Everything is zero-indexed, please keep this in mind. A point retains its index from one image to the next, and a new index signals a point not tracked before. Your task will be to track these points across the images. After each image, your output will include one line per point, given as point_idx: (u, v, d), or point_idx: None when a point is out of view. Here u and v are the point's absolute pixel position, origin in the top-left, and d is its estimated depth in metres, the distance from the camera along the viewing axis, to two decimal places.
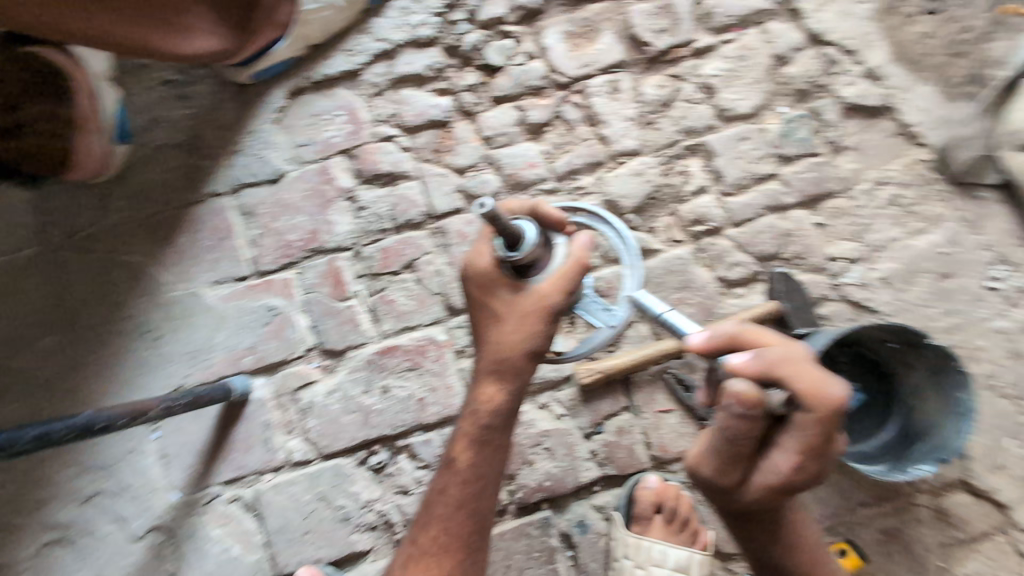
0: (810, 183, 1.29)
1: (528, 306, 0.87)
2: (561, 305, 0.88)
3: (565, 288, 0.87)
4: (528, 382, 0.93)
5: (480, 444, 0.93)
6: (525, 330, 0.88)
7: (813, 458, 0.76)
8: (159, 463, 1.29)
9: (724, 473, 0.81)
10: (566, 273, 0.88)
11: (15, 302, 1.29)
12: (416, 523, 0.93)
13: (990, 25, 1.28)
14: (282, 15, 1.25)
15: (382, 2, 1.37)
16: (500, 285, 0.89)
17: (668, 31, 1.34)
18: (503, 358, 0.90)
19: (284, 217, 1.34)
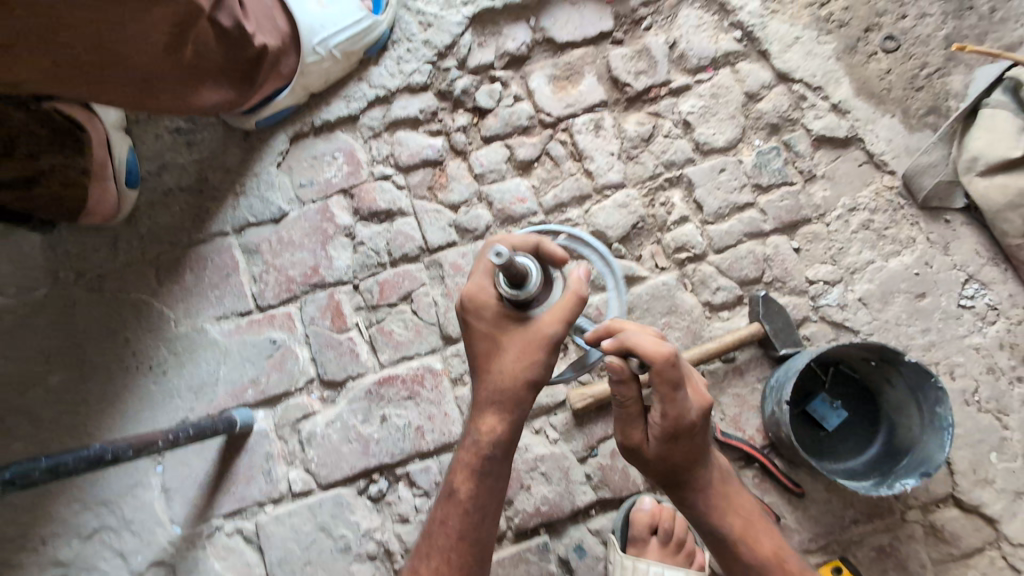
0: (786, 211, 1.35)
1: (527, 339, 0.92)
2: (561, 337, 0.92)
3: (565, 322, 0.91)
4: (528, 412, 0.97)
5: (481, 475, 0.95)
6: (526, 362, 0.92)
7: (672, 404, 0.98)
8: (162, 497, 1.32)
9: (628, 433, 1.05)
10: (567, 308, 0.91)
11: (25, 342, 1.34)
12: (417, 552, 0.96)
13: (945, 61, 1.37)
14: (287, 67, 1.32)
15: (379, 50, 1.44)
16: (501, 319, 0.93)
17: (646, 72, 1.42)
18: (504, 389, 0.94)
19: (286, 254, 1.40)
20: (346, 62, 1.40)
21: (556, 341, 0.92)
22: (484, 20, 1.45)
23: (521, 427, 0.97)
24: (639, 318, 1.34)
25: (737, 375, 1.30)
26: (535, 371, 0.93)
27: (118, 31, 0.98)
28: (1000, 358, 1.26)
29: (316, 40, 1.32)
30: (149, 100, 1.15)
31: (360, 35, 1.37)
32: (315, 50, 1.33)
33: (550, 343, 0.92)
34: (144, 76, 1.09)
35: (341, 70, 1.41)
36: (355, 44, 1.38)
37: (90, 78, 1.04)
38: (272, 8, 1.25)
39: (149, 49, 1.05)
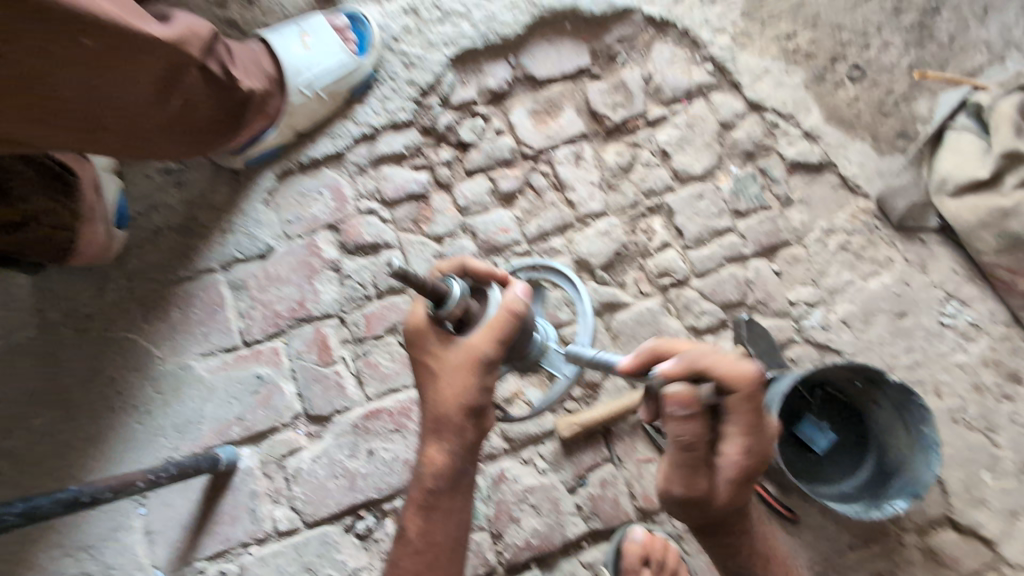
0: (765, 235, 1.38)
1: (459, 361, 0.89)
2: (494, 357, 0.89)
3: (501, 340, 0.89)
4: (470, 440, 0.93)
5: (428, 510, 0.95)
6: (461, 386, 0.88)
7: (754, 435, 0.77)
8: (144, 540, 1.29)
9: (692, 485, 0.79)
10: (501, 325, 0.89)
11: (9, 384, 1.33)
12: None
13: (910, 88, 1.42)
14: (273, 107, 1.37)
15: (364, 90, 1.49)
16: (435, 343, 0.91)
17: (623, 105, 1.47)
18: (441, 416, 0.90)
19: (273, 289, 1.42)
20: (332, 101, 1.45)
21: (489, 361, 0.88)
22: (466, 59, 1.50)
23: (467, 456, 0.94)
24: (625, 344, 1.34)
25: None
26: (471, 395, 0.89)
27: (108, 80, 1.02)
28: (985, 375, 1.26)
29: (302, 81, 1.38)
30: (129, 149, 1.17)
31: (346, 76, 1.43)
32: (301, 90, 1.39)
33: (485, 362, 0.88)
34: (127, 124, 1.11)
35: (326, 110, 1.46)
36: (340, 84, 1.43)
37: (83, 126, 1.06)
38: (258, 55, 1.35)
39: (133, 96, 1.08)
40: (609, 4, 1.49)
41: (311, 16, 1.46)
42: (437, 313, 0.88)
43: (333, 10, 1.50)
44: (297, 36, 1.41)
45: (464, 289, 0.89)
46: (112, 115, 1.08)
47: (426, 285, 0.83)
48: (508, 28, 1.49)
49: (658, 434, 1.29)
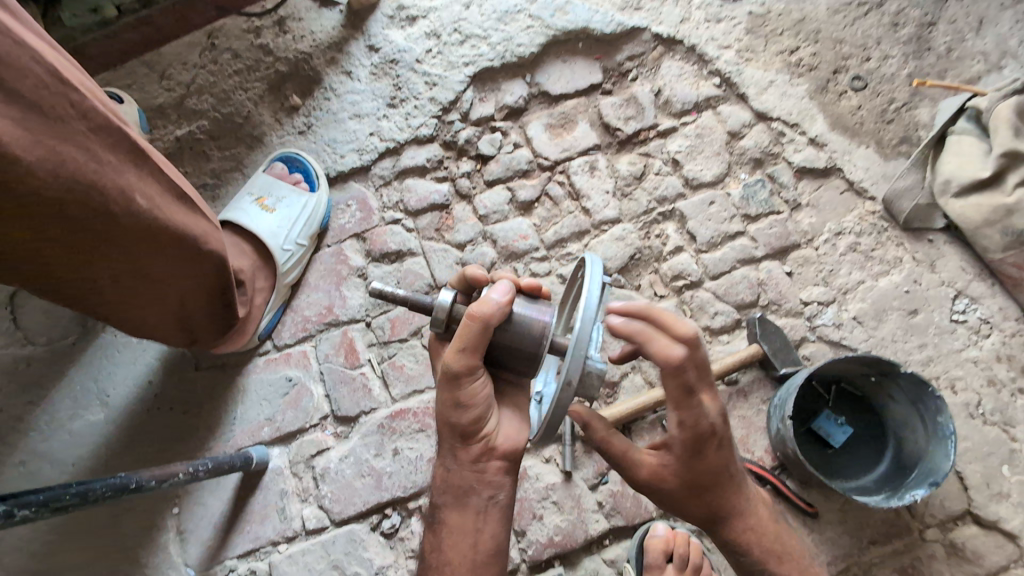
0: (775, 238, 1.43)
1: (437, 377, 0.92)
2: (459, 370, 0.85)
3: (460, 349, 0.84)
4: (465, 454, 0.92)
5: (438, 531, 0.93)
6: (441, 401, 0.91)
7: (687, 451, 0.87)
8: (177, 539, 1.33)
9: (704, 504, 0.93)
10: (462, 335, 0.84)
11: (55, 387, 1.40)
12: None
13: (911, 96, 1.48)
14: (261, 285, 1.38)
15: (326, 226, 1.52)
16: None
17: (634, 117, 1.54)
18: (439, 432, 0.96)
19: (302, 296, 1.48)
20: (310, 244, 1.47)
21: (452, 372, 0.86)
22: (484, 78, 1.59)
23: (468, 474, 0.92)
24: None
25: (742, 397, 1.33)
26: (450, 407, 0.90)
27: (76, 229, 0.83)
28: (1000, 369, 1.28)
29: (280, 240, 1.40)
30: (120, 301, 1.01)
31: (313, 215, 1.46)
32: (284, 248, 1.41)
33: (451, 373, 0.86)
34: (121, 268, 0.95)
35: (309, 253, 1.49)
36: (312, 224, 1.46)
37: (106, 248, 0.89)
38: (238, 241, 1.39)
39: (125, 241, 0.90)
40: (619, 24, 1.58)
41: (254, 178, 1.51)
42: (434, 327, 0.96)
43: (268, 162, 1.55)
44: (255, 206, 1.44)
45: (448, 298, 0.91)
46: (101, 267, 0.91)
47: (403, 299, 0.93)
48: (524, 49, 1.58)
49: None
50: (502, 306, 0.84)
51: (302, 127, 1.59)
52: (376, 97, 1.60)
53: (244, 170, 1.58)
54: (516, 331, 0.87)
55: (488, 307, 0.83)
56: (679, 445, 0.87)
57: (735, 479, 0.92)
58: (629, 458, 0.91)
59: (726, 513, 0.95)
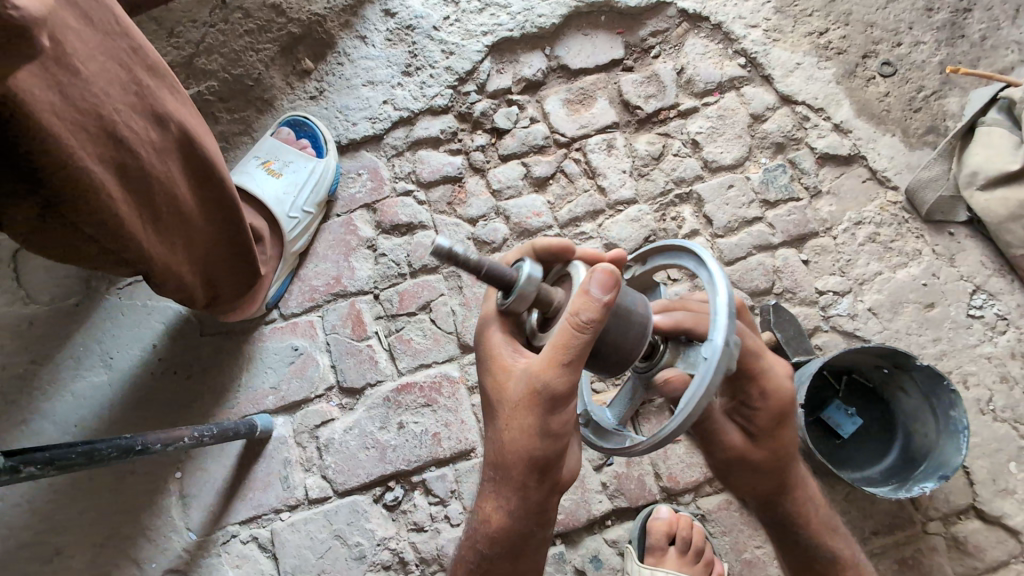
0: (794, 225, 1.40)
1: (520, 398, 0.79)
2: (560, 390, 0.77)
3: (563, 365, 0.76)
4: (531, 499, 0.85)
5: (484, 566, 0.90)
6: (519, 430, 0.80)
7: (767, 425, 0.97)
8: (179, 503, 1.33)
9: (777, 477, 1.02)
10: (567, 343, 0.75)
11: (57, 348, 1.38)
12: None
13: (941, 85, 1.45)
14: (269, 253, 1.35)
15: (333, 193, 1.49)
16: (495, 365, 0.84)
17: (655, 96, 1.51)
18: (500, 465, 0.84)
19: (310, 265, 1.46)
20: (318, 211, 1.45)
21: (548, 395, 0.78)
22: (503, 49, 1.55)
23: (528, 518, 0.87)
24: None
25: None
26: (532, 439, 0.80)
27: (127, 165, 0.86)
28: (1014, 366, 1.27)
29: (286, 207, 1.38)
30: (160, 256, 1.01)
31: (320, 182, 1.43)
32: (290, 215, 1.38)
33: (547, 394, 0.78)
34: (161, 214, 0.96)
35: (316, 221, 1.46)
36: (319, 192, 1.43)
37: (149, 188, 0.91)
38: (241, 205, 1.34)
39: (166, 175, 0.93)
40: None
41: (261, 141, 1.48)
42: (504, 302, 0.81)
43: (276, 126, 1.51)
44: (261, 169, 1.42)
45: (535, 274, 0.79)
46: (150, 211, 0.94)
47: (483, 268, 0.76)
48: (545, 19, 1.53)
49: None
50: (609, 303, 0.74)
51: (314, 92, 1.56)
52: (391, 64, 1.56)
53: (253, 134, 1.55)
54: (617, 328, 0.79)
55: (594, 309, 0.74)
56: (758, 420, 0.97)
57: (796, 449, 1.03)
58: (712, 439, 1.01)
59: (788, 483, 1.04)
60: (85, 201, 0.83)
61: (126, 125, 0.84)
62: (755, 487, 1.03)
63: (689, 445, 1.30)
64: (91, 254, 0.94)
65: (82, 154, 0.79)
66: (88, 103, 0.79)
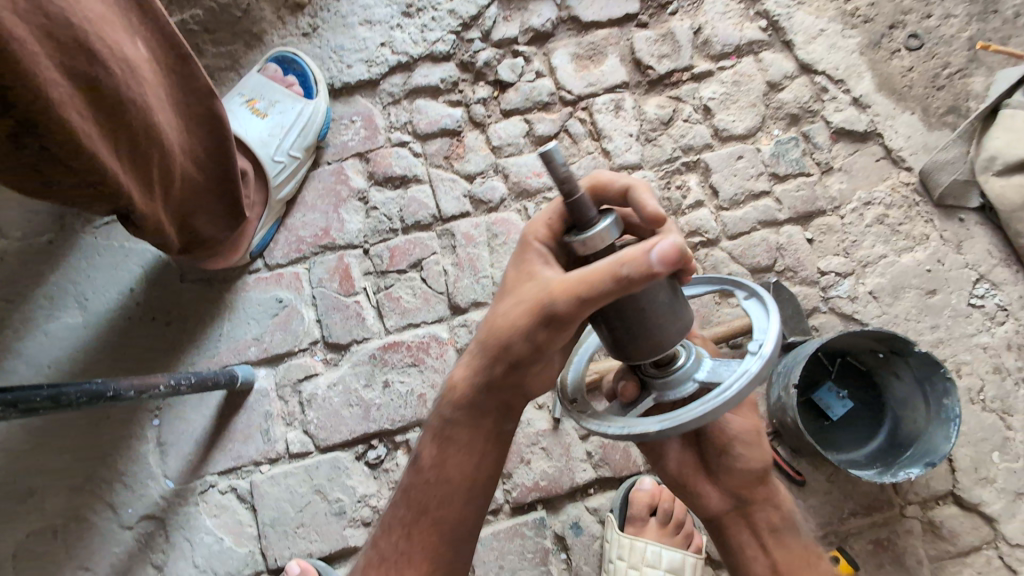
0: (801, 201, 1.35)
1: (526, 296, 0.74)
2: (563, 314, 0.70)
3: (574, 288, 0.69)
4: (499, 380, 0.79)
5: (447, 443, 0.84)
6: (510, 324, 0.75)
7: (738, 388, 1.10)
8: (157, 450, 1.30)
9: None
10: (591, 280, 0.67)
11: (28, 286, 1.33)
12: (383, 521, 0.88)
13: (968, 62, 1.38)
14: (253, 199, 1.30)
15: (325, 138, 1.41)
16: (524, 262, 0.79)
17: (669, 56, 1.43)
18: (483, 340, 0.79)
19: (298, 214, 1.40)
20: (306, 157, 1.37)
21: (550, 312, 0.71)
22: None
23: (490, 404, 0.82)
24: None
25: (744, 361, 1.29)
26: (517, 339, 0.75)
27: (100, 85, 0.79)
28: (1008, 358, 1.26)
29: (271, 149, 1.30)
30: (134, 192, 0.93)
31: (308, 124, 1.35)
32: (275, 159, 1.31)
33: (548, 313, 0.72)
34: (137, 142, 0.89)
35: (304, 167, 1.39)
36: (307, 135, 1.35)
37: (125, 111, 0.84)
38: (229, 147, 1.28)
39: (142, 99, 0.86)
40: None
41: (248, 77, 1.40)
42: (570, 239, 0.72)
43: (263, 63, 1.43)
44: (246, 109, 1.35)
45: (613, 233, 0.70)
46: (125, 139, 0.87)
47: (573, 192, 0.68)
48: None
49: None
50: (654, 265, 0.65)
51: (306, 29, 1.46)
52: (390, 3, 1.46)
53: (239, 70, 1.46)
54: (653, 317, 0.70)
55: (639, 264, 0.65)
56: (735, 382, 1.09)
57: None
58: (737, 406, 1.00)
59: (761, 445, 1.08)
60: (59, 123, 0.75)
61: (99, 37, 0.77)
62: (767, 458, 0.98)
63: None
64: (65, 190, 0.85)
65: (49, 66, 0.71)
66: (56, 8, 0.71)
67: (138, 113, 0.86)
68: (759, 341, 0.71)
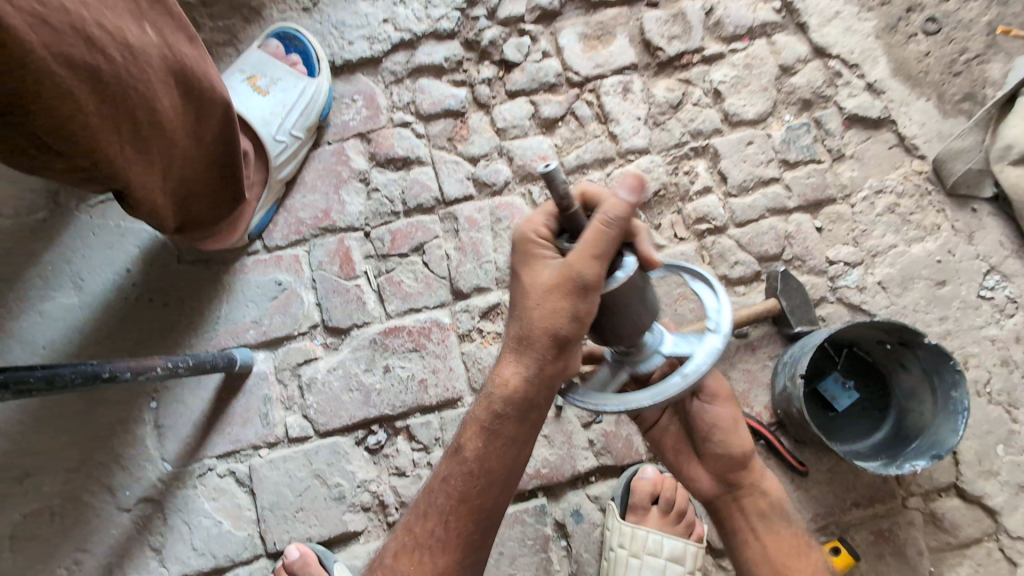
0: (811, 189, 1.33)
1: (553, 283, 0.75)
2: (595, 280, 0.73)
3: (593, 250, 0.73)
4: (550, 369, 0.78)
5: (491, 436, 0.81)
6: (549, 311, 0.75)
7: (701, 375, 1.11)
8: (154, 433, 1.29)
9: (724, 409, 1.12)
10: (600, 239, 0.73)
11: (22, 265, 1.30)
12: (417, 508, 0.86)
13: (986, 48, 1.35)
14: (252, 178, 1.27)
15: (327, 117, 1.38)
16: (529, 261, 0.79)
17: (680, 37, 1.39)
18: (525, 338, 0.77)
19: (298, 195, 1.37)
20: (307, 137, 1.34)
21: (585, 283, 0.73)
22: None
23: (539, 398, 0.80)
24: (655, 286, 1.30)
25: (749, 350, 1.28)
26: (561, 322, 0.75)
27: (99, 70, 0.76)
28: (1016, 351, 1.25)
29: (273, 128, 1.27)
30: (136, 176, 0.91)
31: (311, 103, 1.31)
32: (277, 139, 1.27)
33: (581, 287, 0.73)
34: (138, 127, 0.86)
35: (305, 147, 1.35)
36: (309, 114, 1.32)
37: (125, 96, 0.81)
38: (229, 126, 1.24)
39: (142, 83, 0.83)
40: None
41: (248, 53, 1.35)
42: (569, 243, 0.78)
43: (263, 38, 1.38)
44: (247, 86, 1.31)
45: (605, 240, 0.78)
46: (126, 124, 0.84)
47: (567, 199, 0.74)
48: None
49: None
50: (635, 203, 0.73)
51: (307, 3, 1.42)
52: None
53: (237, 45, 1.42)
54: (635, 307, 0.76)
55: (621, 208, 0.73)
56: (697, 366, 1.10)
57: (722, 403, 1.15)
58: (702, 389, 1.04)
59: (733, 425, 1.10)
60: (49, 107, 0.72)
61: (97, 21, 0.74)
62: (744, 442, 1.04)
63: None
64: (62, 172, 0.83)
65: (47, 53, 0.68)
66: None
67: (137, 100, 0.83)
68: (717, 318, 0.79)
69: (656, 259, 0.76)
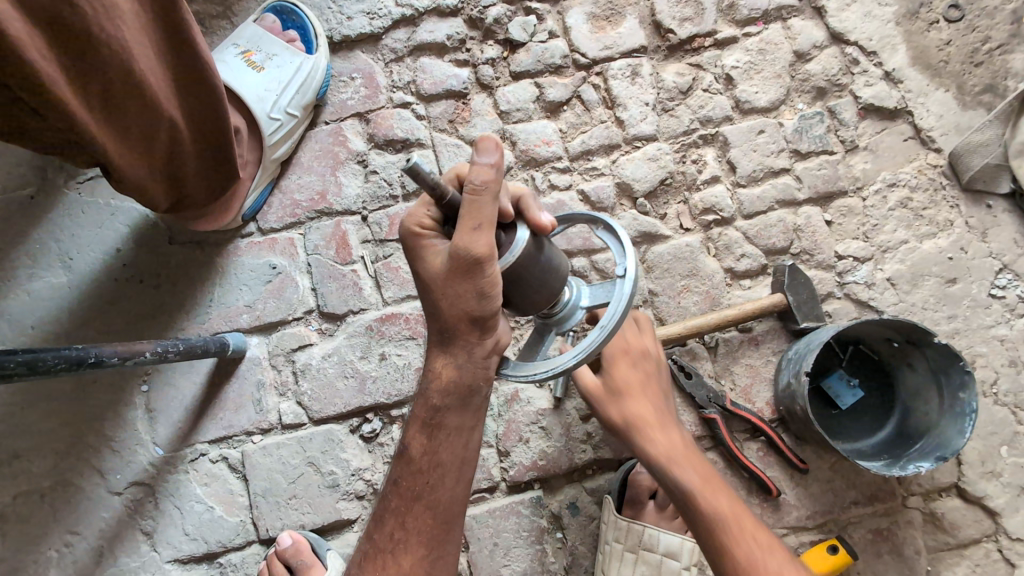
0: (822, 180, 1.29)
1: (447, 269, 0.73)
2: (483, 255, 0.70)
3: (471, 225, 0.70)
4: (480, 353, 0.78)
5: (433, 431, 0.81)
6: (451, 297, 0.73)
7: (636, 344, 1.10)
8: (146, 417, 1.26)
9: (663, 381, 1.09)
10: (475, 212, 0.70)
11: (10, 243, 1.27)
12: (375, 516, 0.86)
13: (1009, 37, 1.30)
14: (246, 158, 1.22)
15: (324, 97, 1.33)
16: (423, 253, 0.76)
17: (692, 19, 1.33)
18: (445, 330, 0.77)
19: (295, 176, 1.32)
20: (303, 116, 1.29)
21: (471, 260, 0.70)
22: None
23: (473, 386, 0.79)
24: (659, 278, 1.27)
25: (753, 345, 1.25)
26: (467, 303, 0.73)
27: (66, 23, 0.72)
28: None
29: (268, 105, 1.22)
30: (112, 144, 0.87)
31: (307, 80, 1.27)
32: (271, 116, 1.23)
33: (470, 265, 0.71)
34: (112, 89, 0.82)
35: (301, 127, 1.31)
36: (305, 92, 1.27)
37: (97, 55, 0.77)
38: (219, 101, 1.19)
39: (118, 42, 0.79)
40: None
41: (242, 28, 1.30)
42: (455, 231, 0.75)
43: (258, 13, 1.33)
44: (241, 60, 1.26)
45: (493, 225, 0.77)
46: (97, 85, 0.80)
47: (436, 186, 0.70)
48: None
49: (680, 372, 1.21)
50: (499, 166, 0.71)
51: None
52: None
53: (232, 18, 1.36)
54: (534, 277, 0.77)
55: (488, 176, 0.70)
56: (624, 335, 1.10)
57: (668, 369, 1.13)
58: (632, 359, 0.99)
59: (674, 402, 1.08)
60: (12, 63, 0.67)
61: None
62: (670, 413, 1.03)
63: (682, 401, 1.23)
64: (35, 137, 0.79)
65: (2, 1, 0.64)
66: None
67: (112, 60, 0.79)
68: (622, 262, 0.79)
69: (547, 223, 0.77)
